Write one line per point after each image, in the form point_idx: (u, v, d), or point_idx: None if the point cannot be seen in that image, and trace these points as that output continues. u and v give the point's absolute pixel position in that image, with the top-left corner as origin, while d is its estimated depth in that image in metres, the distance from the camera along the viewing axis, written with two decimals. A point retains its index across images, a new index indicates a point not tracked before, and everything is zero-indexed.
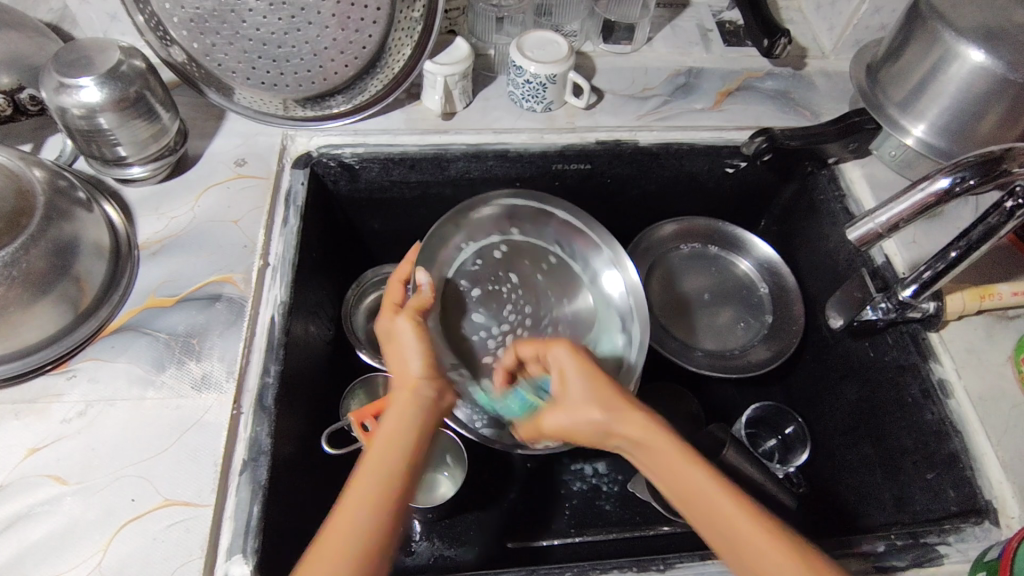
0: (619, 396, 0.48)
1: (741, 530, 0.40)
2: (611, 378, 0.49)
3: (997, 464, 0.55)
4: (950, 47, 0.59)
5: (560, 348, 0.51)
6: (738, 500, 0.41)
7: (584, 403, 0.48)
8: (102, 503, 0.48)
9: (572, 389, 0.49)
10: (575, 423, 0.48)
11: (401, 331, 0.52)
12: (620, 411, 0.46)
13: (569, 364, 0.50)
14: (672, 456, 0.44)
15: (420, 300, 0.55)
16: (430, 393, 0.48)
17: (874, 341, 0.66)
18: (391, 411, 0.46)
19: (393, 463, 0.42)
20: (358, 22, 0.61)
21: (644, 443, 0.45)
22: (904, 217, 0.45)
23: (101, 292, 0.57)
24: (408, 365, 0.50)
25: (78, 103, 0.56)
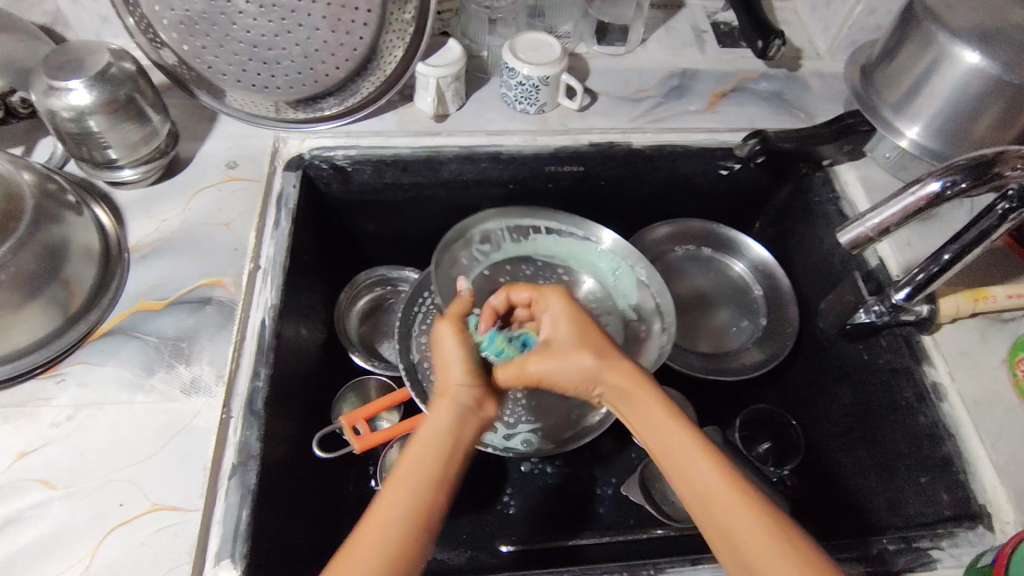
0: (605, 345, 0.50)
1: (708, 485, 0.42)
2: (599, 328, 0.52)
3: (991, 468, 0.55)
4: (944, 49, 0.59)
5: (554, 296, 0.54)
6: (715, 463, 0.42)
7: (570, 349, 0.50)
8: (90, 508, 0.48)
9: (557, 333, 0.51)
10: (559, 368, 0.49)
11: (442, 337, 0.50)
12: (610, 359, 0.49)
13: (562, 313, 0.52)
14: (652, 402, 0.47)
15: (460, 305, 0.52)
16: (468, 401, 0.47)
17: (868, 343, 0.65)
18: (427, 427, 0.45)
19: (426, 482, 0.42)
20: (348, 24, 0.61)
21: (628, 392, 0.48)
22: (893, 221, 0.45)
23: (91, 295, 0.57)
24: (449, 372, 0.49)
25: (67, 106, 0.56)
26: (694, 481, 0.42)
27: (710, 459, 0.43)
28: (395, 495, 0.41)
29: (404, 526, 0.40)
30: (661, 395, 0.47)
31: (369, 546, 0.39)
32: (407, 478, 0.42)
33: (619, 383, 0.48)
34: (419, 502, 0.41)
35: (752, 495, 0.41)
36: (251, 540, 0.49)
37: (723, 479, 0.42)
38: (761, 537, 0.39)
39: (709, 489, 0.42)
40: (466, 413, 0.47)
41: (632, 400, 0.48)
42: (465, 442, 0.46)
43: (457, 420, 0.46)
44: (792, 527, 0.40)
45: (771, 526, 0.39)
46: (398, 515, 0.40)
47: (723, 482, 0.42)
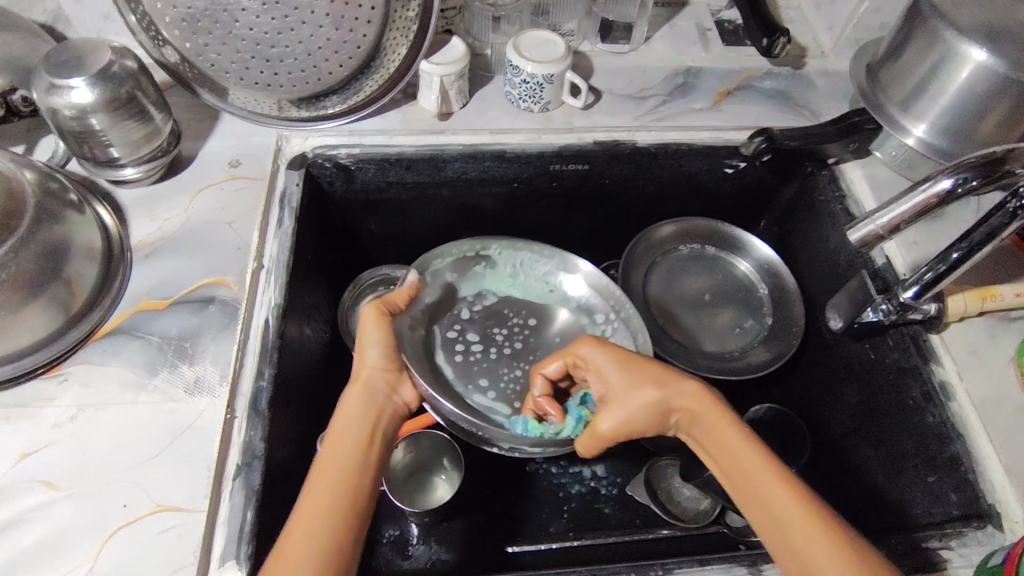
0: (661, 374, 0.53)
1: (786, 515, 0.43)
2: (649, 361, 0.54)
3: (1000, 467, 0.54)
4: (951, 46, 0.59)
5: (588, 346, 0.55)
6: (791, 492, 0.44)
7: (670, 392, 0.51)
8: (93, 510, 0.48)
9: (616, 381, 0.53)
10: (636, 412, 0.51)
11: (364, 324, 0.53)
12: (692, 399, 0.51)
13: (603, 359, 0.54)
14: (730, 430, 0.49)
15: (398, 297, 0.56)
16: (385, 390, 0.51)
17: (874, 342, 0.65)
18: (344, 416, 0.49)
19: (347, 465, 0.45)
20: (352, 22, 0.60)
21: (704, 418, 0.50)
22: (904, 219, 0.45)
23: (93, 295, 0.56)
24: (364, 354, 0.52)
25: (69, 104, 0.55)
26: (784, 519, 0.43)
27: (788, 487, 0.45)
28: (330, 468, 0.44)
29: (338, 488, 0.43)
30: (748, 437, 0.48)
31: (309, 513, 0.42)
32: (332, 464, 0.45)
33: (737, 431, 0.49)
34: (343, 485, 0.44)
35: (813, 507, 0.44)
36: (256, 541, 0.48)
37: (812, 510, 0.43)
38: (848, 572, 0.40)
39: (802, 536, 0.42)
40: (386, 400, 0.51)
41: (716, 431, 0.49)
42: (375, 429, 0.49)
43: (375, 401, 0.50)
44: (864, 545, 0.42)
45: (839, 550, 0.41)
46: (334, 483, 0.44)
47: (794, 501, 0.44)
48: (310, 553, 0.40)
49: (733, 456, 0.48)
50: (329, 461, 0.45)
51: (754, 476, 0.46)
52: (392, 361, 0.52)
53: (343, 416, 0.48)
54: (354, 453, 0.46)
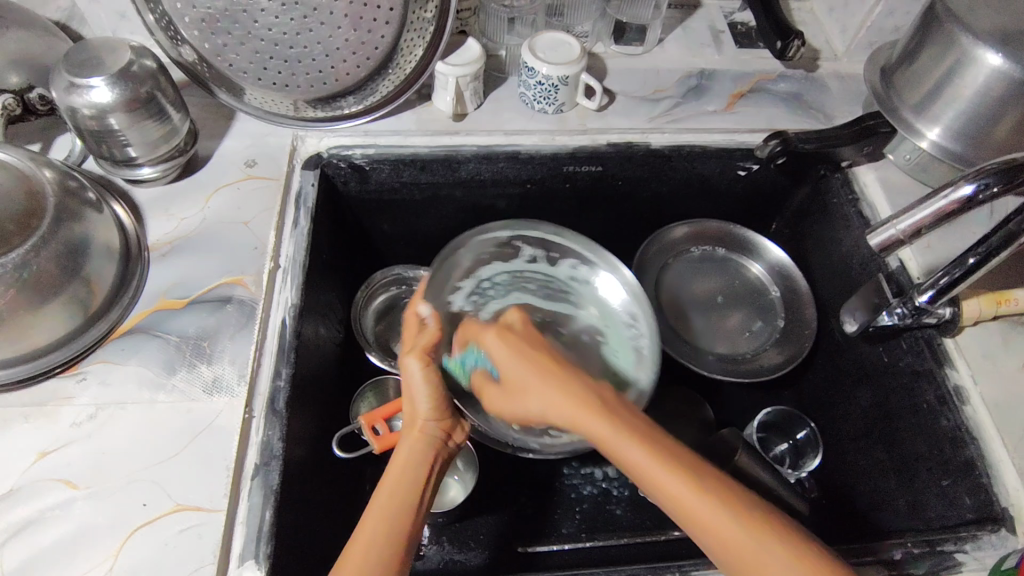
0: (558, 375, 0.50)
1: (713, 525, 0.41)
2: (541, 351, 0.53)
3: (1015, 471, 0.55)
4: (967, 51, 0.59)
5: (491, 338, 0.54)
6: (702, 493, 0.42)
7: (538, 374, 0.50)
8: (113, 508, 0.48)
9: (510, 368, 0.52)
10: (535, 406, 0.50)
11: (408, 371, 0.52)
12: (581, 400, 0.47)
13: (501, 350, 0.53)
14: (636, 449, 0.44)
15: (429, 336, 0.54)
16: (436, 433, 0.52)
17: (888, 346, 0.65)
18: (402, 453, 0.50)
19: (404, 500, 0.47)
20: (370, 23, 0.60)
21: (605, 437, 0.45)
22: (925, 223, 0.45)
23: (111, 294, 0.56)
24: (415, 404, 0.52)
25: (88, 103, 0.55)
26: (708, 531, 0.41)
27: (715, 500, 0.42)
28: (383, 501, 0.46)
29: (402, 512, 0.46)
30: (631, 435, 0.44)
31: (364, 541, 0.44)
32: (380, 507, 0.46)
33: (607, 437, 0.45)
34: (407, 509, 0.47)
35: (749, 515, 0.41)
36: (275, 540, 0.49)
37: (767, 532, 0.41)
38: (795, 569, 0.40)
39: (730, 538, 0.41)
40: (440, 436, 0.52)
41: (607, 442, 0.45)
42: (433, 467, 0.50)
43: (432, 439, 0.51)
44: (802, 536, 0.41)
45: (773, 538, 0.41)
46: (395, 512, 0.46)
47: (714, 509, 0.41)
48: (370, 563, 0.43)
49: (624, 462, 0.44)
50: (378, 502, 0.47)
51: (668, 492, 0.42)
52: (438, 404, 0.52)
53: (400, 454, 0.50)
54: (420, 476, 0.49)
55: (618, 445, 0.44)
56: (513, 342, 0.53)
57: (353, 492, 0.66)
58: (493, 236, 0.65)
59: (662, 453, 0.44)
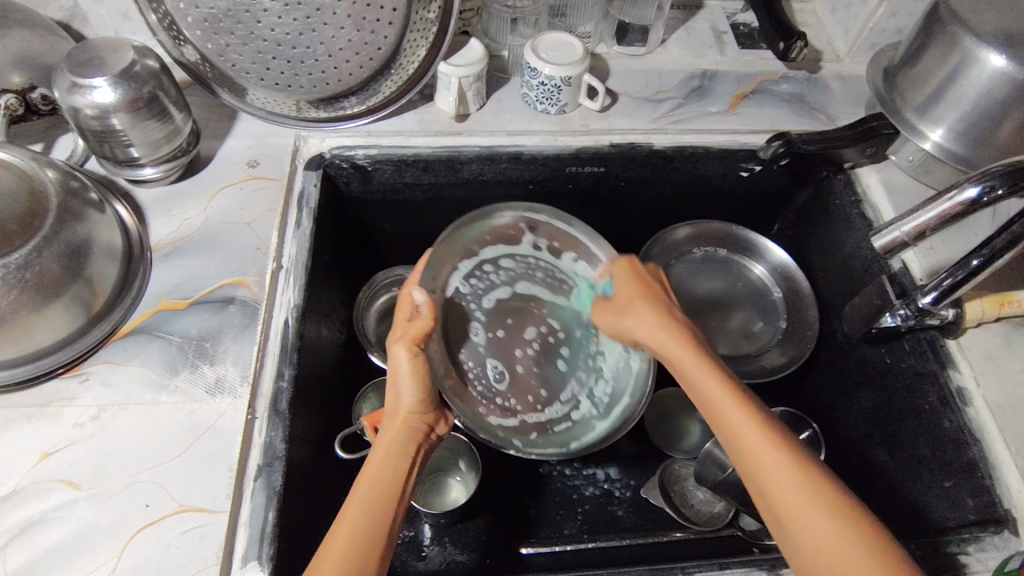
0: (673, 319, 0.52)
1: (772, 474, 0.42)
2: (661, 296, 0.54)
3: (1017, 473, 0.55)
4: (970, 52, 0.59)
5: (621, 266, 0.58)
6: (780, 451, 0.42)
7: (644, 304, 0.53)
8: (116, 509, 0.48)
9: (622, 289, 0.56)
10: (635, 324, 0.53)
11: (397, 361, 0.51)
12: (690, 350, 0.49)
13: (625, 279, 0.56)
14: (723, 397, 0.45)
15: (420, 327, 0.52)
16: (418, 428, 0.52)
17: (890, 347, 0.65)
18: (381, 446, 0.49)
19: (388, 492, 0.46)
20: (373, 23, 0.60)
21: (694, 377, 0.47)
22: (929, 225, 0.45)
23: (113, 294, 0.56)
24: (399, 395, 0.52)
25: (91, 103, 0.55)
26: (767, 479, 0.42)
27: (784, 453, 0.42)
28: (364, 493, 0.45)
29: (383, 505, 0.45)
30: (721, 381, 0.46)
31: (343, 532, 0.43)
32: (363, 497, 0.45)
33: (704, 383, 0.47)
34: (387, 502, 0.45)
35: (808, 475, 0.41)
36: (277, 541, 0.49)
37: (826, 499, 0.40)
38: (842, 541, 0.39)
39: (784, 488, 0.41)
40: (419, 430, 0.52)
41: (691, 383, 0.48)
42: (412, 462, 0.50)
43: (412, 434, 0.51)
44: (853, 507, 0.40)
45: (837, 511, 0.40)
46: (374, 503, 0.45)
47: (781, 461, 0.42)
48: (347, 554, 0.42)
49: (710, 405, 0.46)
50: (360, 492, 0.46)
51: (737, 438, 0.44)
52: (423, 398, 0.52)
53: (380, 447, 0.49)
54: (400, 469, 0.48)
55: (701, 388, 0.47)
56: (640, 281, 0.56)
57: None
58: (500, 219, 0.64)
59: (755, 410, 0.44)
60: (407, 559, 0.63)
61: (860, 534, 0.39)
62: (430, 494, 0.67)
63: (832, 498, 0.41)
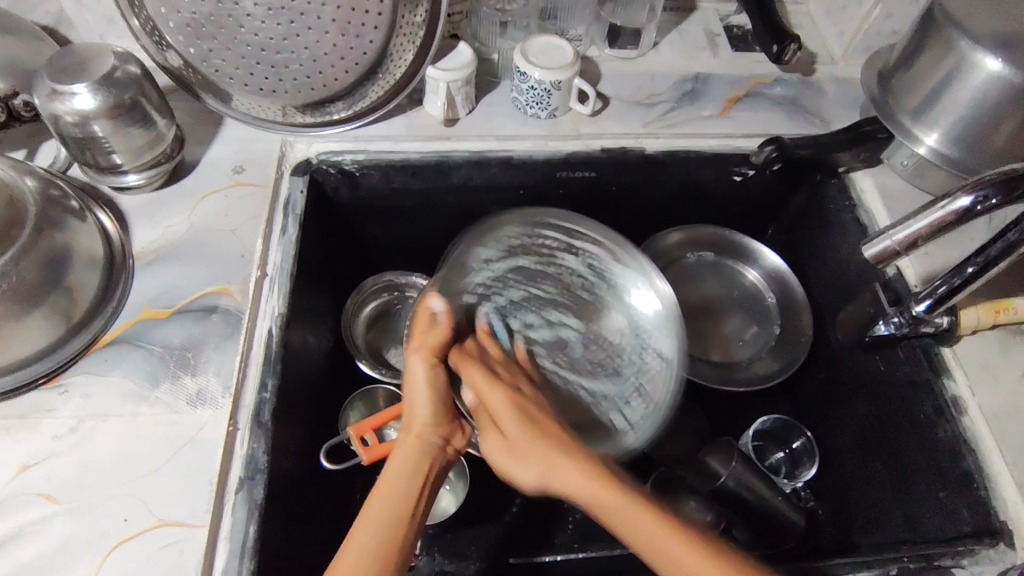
0: (554, 447, 0.49)
1: (673, 552, 0.42)
2: (543, 435, 0.50)
3: (1013, 483, 0.54)
4: (966, 56, 0.58)
5: (415, 359, 0.54)
6: (668, 530, 0.43)
7: (531, 442, 0.49)
8: (93, 524, 0.47)
9: (519, 433, 0.50)
10: (536, 473, 0.48)
11: (414, 373, 0.53)
12: (555, 465, 0.48)
13: (517, 436, 0.50)
14: (586, 483, 0.46)
15: (438, 334, 0.54)
16: (434, 439, 0.52)
17: (885, 355, 0.64)
18: (398, 459, 0.49)
19: (403, 497, 0.46)
20: (358, 27, 0.59)
21: (594, 494, 0.45)
22: (921, 235, 0.44)
23: (94, 304, 0.55)
24: (415, 410, 0.52)
25: (71, 110, 0.54)
26: (632, 534, 0.43)
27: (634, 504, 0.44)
28: (380, 501, 0.46)
29: (395, 518, 0.45)
30: (579, 473, 0.46)
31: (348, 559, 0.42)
32: (380, 504, 0.46)
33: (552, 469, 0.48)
34: (401, 514, 0.46)
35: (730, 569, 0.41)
36: (259, 555, 0.48)
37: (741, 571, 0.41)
38: None
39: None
40: (433, 444, 0.51)
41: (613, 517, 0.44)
42: (429, 476, 0.49)
43: (424, 449, 0.51)
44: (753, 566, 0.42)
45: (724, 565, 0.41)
46: (388, 517, 0.45)
47: (703, 561, 0.42)
48: (371, 563, 0.42)
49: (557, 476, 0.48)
50: (377, 499, 0.46)
51: (606, 504, 0.45)
52: (432, 409, 0.52)
53: (393, 462, 0.49)
54: (412, 485, 0.48)
55: (578, 487, 0.46)
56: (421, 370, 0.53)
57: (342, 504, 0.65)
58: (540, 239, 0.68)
59: (640, 502, 0.44)
60: None
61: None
62: None
63: (701, 535, 0.43)
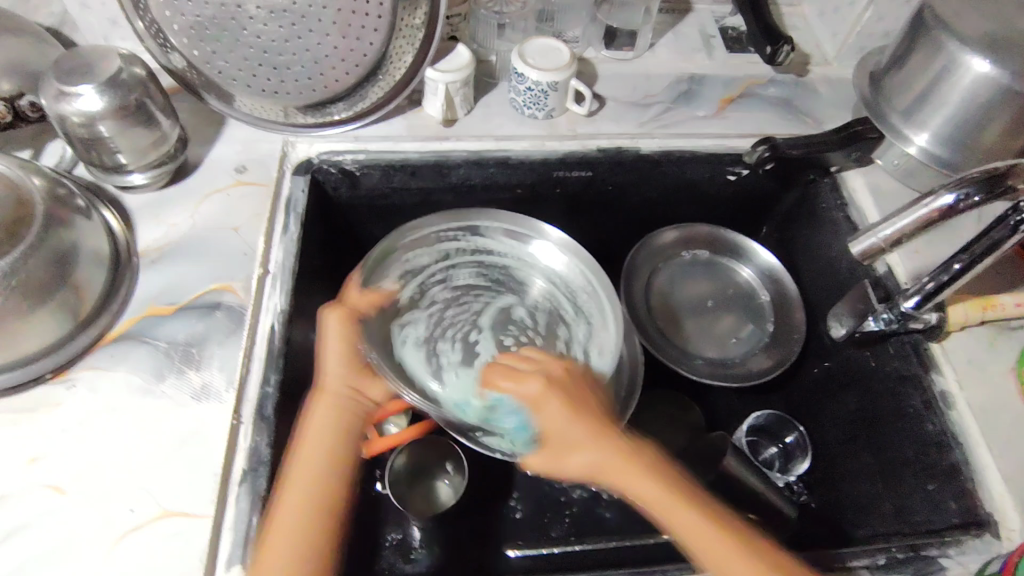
0: (605, 427, 0.52)
1: (710, 543, 0.47)
2: (601, 414, 0.53)
3: (998, 476, 0.55)
4: (954, 57, 0.59)
5: (331, 318, 0.60)
6: (718, 526, 0.47)
7: (591, 426, 0.52)
8: (101, 514, 0.48)
9: (563, 428, 0.52)
10: (571, 465, 0.51)
11: (328, 330, 0.59)
12: (603, 452, 0.51)
13: (562, 416, 0.52)
14: (612, 454, 0.51)
15: (354, 304, 0.63)
16: (347, 394, 0.56)
17: (876, 351, 0.65)
18: (319, 413, 0.54)
19: (316, 455, 0.51)
20: (359, 30, 0.61)
21: (633, 466, 0.50)
22: (905, 232, 0.45)
23: (100, 301, 0.57)
24: (325, 372, 0.57)
25: (77, 111, 0.56)
26: (684, 530, 0.48)
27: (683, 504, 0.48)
28: (294, 469, 0.50)
29: (316, 477, 0.50)
30: (644, 465, 0.50)
31: (284, 524, 0.47)
32: (306, 462, 0.50)
33: (596, 460, 0.51)
34: (325, 475, 0.50)
35: (736, 542, 0.47)
36: None
37: (755, 563, 0.46)
38: None
39: (728, 563, 0.46)
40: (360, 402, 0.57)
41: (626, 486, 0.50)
42: (347, 431, 0.54)
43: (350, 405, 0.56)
44: (773, 552, 0.47)
45: (750, 545, 0.47)
46: (314, 470, 0.50)
47: (727, 542, 0.47)
48: (307, 513, 0.48)
49: (586, 469, 0.51)
50: (301, 459, 0.50)
51: (666, 515, 0.49)
52: (349, 375, 0.57)
53: (313, 419, 0.53)
54: (334, 449, 0.52)
55: (601, 472, 0.51)
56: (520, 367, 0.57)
57: None
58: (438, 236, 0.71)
59: (679, 492, 0.49)
60: (394, 562, 0.64)
61: (742, 554, 0.46)
62: (421, 498, 0.67)
63: (713, 514, 0.48)
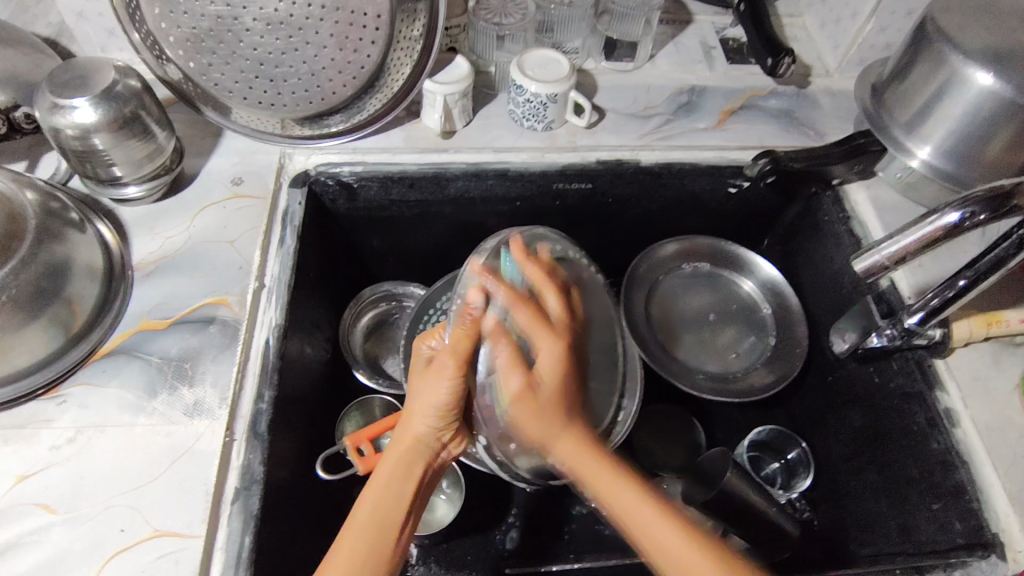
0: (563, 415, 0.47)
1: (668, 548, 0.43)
2: (552, 398, 0.48)
3: (1004, 496, 0.54)
4: (957, 70, 0.58)
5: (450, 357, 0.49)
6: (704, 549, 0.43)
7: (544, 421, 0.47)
8: (90, 534, 0.47)
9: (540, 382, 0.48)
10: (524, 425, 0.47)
11: (440, 380, 0.50)
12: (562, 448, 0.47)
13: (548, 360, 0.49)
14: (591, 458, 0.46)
15: (467, 339, 0.49)
16: (434, 447, 0.52)
17: (879, 367, 0.64)
18: (391, 461, 0.50)
19: (393, 511, 0.48)
20: (356, 42, 0.60)
21: (581, 457, 0.46)
22: (909, 250, 0.44)
23: (93, 315, 0.56)
24: (419, 421, 0.51)
25: (71, 123, 0.55)
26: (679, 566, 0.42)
27: (661, 515, 0.44)
28: (364, 530, 0.46)
29: (387, 537, 0.47)
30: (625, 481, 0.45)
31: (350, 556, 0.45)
32: (379, 507, 0.48)
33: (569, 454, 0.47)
34: (394, 519, 0.48)
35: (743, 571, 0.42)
36: (254, 567, 0.48)
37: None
38: None
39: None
40: (431, 450, 0.52)
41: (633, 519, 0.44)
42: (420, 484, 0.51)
43: (421, 453, 0.51)
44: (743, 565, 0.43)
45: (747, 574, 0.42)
46: (383, 525, 0.47)
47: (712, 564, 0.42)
48: None
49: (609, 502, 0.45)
50: (376, 499, 0.48)
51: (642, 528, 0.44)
52: (440, 414, 0.50)
53: (387, 461, 0.51)
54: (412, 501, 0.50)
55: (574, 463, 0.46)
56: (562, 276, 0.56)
57: (337, 513, 0.65)
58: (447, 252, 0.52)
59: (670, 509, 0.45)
60: None
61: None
62: (416, 514, 0.66)
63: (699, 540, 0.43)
